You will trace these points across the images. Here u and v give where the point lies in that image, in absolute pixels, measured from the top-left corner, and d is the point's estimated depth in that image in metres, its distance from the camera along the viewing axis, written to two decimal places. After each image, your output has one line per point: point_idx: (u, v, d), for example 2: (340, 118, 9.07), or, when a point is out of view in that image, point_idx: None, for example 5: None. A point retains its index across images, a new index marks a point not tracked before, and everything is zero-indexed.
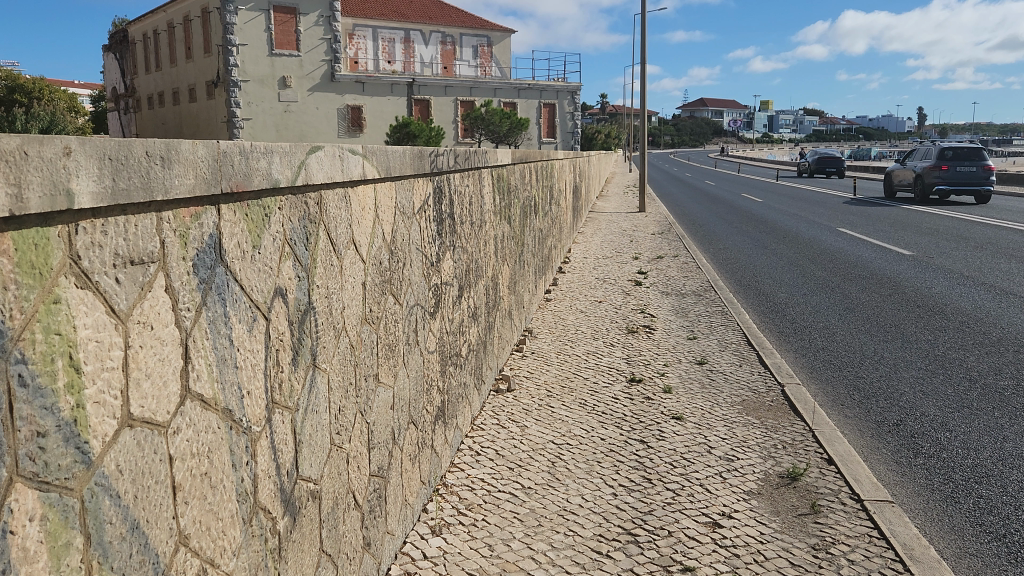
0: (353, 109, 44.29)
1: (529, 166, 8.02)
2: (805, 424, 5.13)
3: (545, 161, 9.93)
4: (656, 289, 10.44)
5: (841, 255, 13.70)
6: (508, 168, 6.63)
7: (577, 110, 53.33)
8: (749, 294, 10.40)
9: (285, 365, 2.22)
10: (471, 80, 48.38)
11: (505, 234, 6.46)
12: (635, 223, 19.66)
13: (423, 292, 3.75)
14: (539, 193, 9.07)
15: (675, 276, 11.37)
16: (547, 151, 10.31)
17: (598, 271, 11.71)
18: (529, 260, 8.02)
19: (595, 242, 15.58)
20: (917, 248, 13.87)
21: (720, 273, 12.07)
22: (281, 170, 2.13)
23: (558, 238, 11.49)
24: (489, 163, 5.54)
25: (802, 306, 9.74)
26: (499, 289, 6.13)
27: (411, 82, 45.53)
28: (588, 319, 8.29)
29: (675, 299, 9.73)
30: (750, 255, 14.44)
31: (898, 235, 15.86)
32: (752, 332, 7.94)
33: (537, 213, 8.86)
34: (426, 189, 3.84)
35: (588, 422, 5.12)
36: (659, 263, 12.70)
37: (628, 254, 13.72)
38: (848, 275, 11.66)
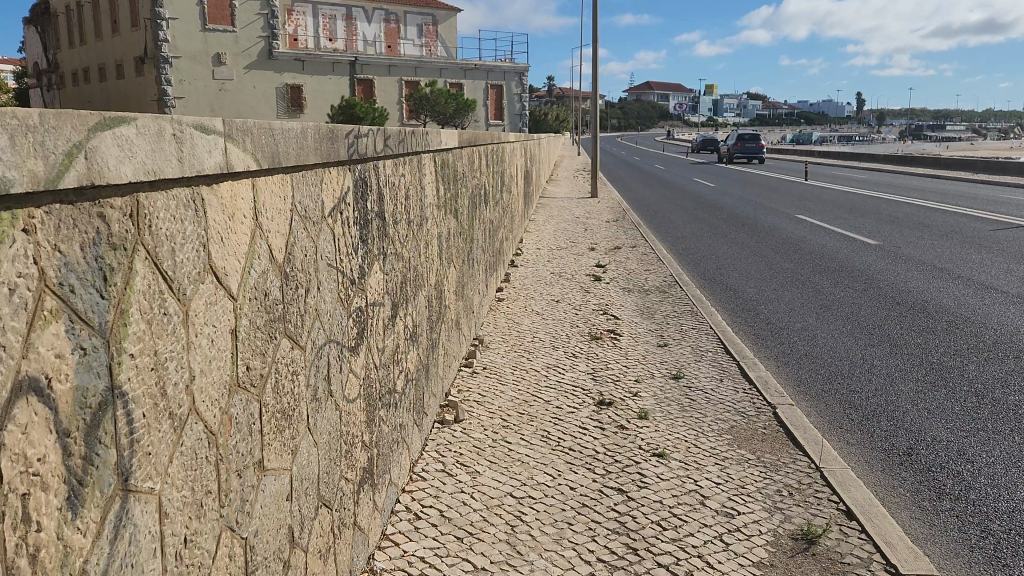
0: (292, 88, 42.42)
1: (478, 150, 7.04)
2: (810, 462, 4.30)
3: (496, 145, 8.95)
4: (616, 285, 9.60)
5: (804, 246, 13.09)
6: (454, 152, 5.63)
7: (525, 92, 52.31)
8: (715, 291, 9.63)
9: (48, 516, 1.23)
10: (416, 59, 46.80)
11: (452, 231, 5.48)
12: (588, 210, 18.89)
13: (338, 324, 2.76)
14: (490, 180, 8.10)
15: (636, 270, 10.58)
16: (498, 134, 9.34)
17: (552, 264, 10.84)
18: (478, 257, 7.07)
19: (547, 231, 14.70)
20: (881, 238, 13.36)
21: (682, 266, 11.31)
22: (16, 162, 1.12)
23: (510, 230, 10.57)
24: (431, 146, 4.54)
25: (775, 303, 9.00)
26: (444, 297, 5.15)
27: (353, 60, 43.77)
28: (545, 325, 7.37)
29: (639, 298, 8.90)
30: (710, 244, 13.72)
31: (859, 223, 15.33)
32: (728, 338, 7.13)
33: (487, 203, 7.90)
34: (342, 181, 2.83)
35: (554, 464, 4.21)
36: (618, 255, 11.88)
37: (582, 244, 12.89)
38: (816, 268, 10.99)
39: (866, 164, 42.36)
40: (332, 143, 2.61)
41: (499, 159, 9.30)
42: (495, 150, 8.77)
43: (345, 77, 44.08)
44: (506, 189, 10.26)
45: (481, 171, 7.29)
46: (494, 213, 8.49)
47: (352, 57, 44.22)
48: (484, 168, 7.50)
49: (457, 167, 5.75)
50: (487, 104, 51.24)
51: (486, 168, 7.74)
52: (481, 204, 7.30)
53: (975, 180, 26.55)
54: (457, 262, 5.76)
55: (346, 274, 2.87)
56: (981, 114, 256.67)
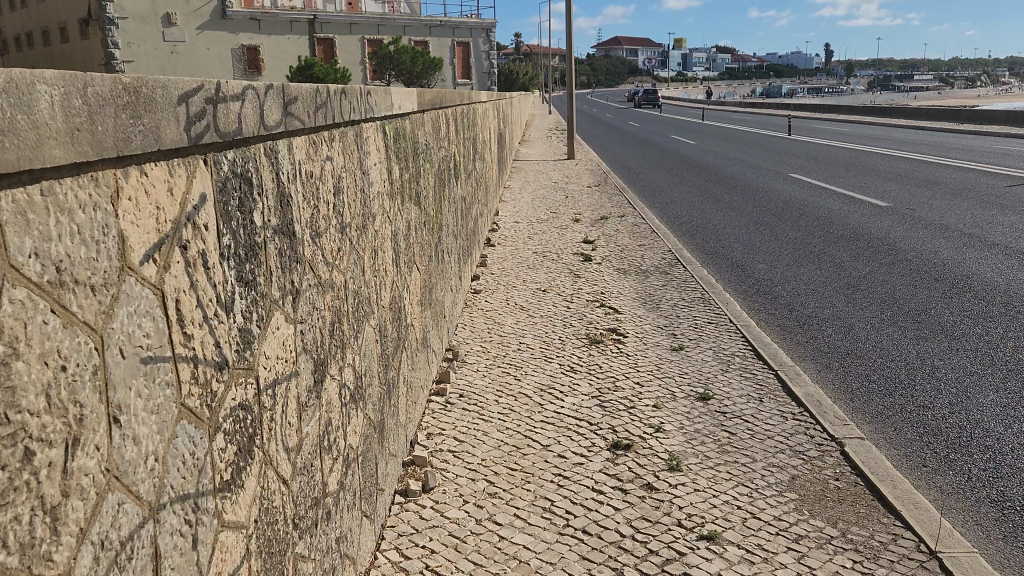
0: (247, 49, 40.10)
1: (444, 112, 5.67)
2: (917, 541, 3.11)
3: (465, 106, 7.56)
4: (609, 265, 8.34)
5: (809, 209, 11.93)
6: (412, 116, 4.27)
7: (493, 49, 50.31)
8: (722, 269, 8.41)
9: None
10: (378, 16, 44.53)
11: (414, 221, 4.15)
12: (567, 173, 17.57)
13: (189, 457, 1.46)
14: (460, 148, 6.74)
15: (629, 245, 9.33)
16: (469, 93, 7.93)
17: (533, 241, 9.53)
18: (449, 245, 5.77)
19: (524, 200, 13.34)
20: (890, 199, 12.23)
21: (680, 238, 10.08)
22: None
23: (484, 203, 9.24)
24: (376, 111, 3.20)
25: (793, 283, 7.81)
26: (406, 314, 3.84)
27: (311, 18, 41.50)
28: (533, 324, 6.10)
29: (638, 282, 7.65)
30: (704, 210, 12.49)
31: (861, 183, 14.17)
32: (753, 335, 5.92)
33: (458, 177, 6.55)
34: (186, 186, 1.50)
35: (564, 563, 2.96)
36: (605, 227, 10.59)
37: (564, 215, 11.59)
38: (829, 237, 9.82)
39: (846, 116, 41.21)
40: (142, 118, 1.27)
41: (470, 121, 7.92)
42: (465, 112, 7.37)
43: (303, 36, 41.78)
44: (478, 157, 8.88)
45: (450, 138, 5.91)
46: (465, 186, 7.13)
47: (310, 14, 41.87)
48: (453, 135, 6.14)
49: (418, 137, 4.40)
50: (454, 62, 49.12)
51: (455, 135, 6.36)
52: (451, 179, 5.95)
53: (965, 132, 25.54)
54: (422, 261, 4.44)
55: (206, 358, 1.56)
56: (948, 62, 257.12)
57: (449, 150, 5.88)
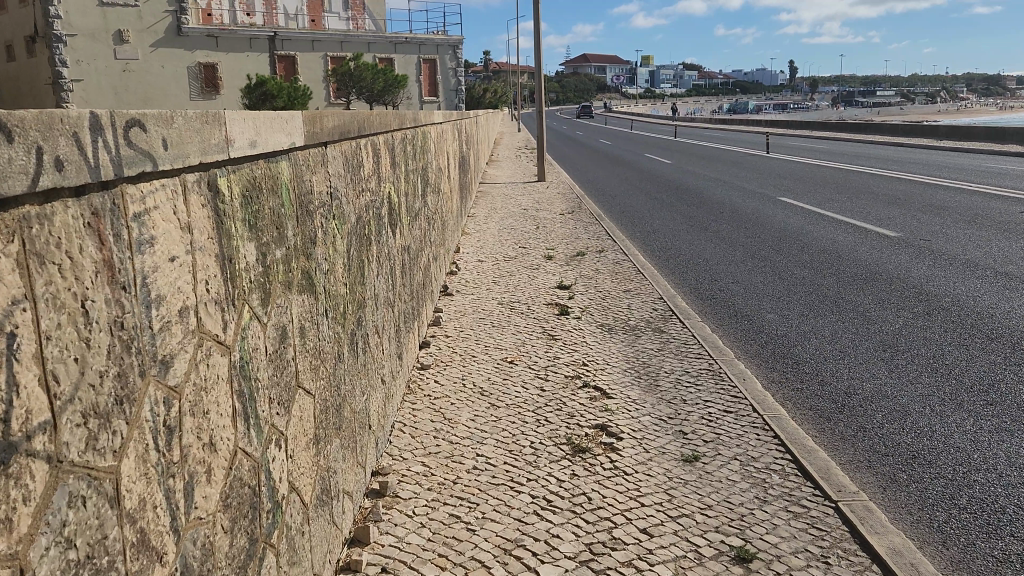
0: (204, 67, 38.23)
1: (370, 141, 4.15)
2: None
3: (411, 131, 6.05)
4: (590, 319, 6.90)
5: (809, 241, 10.62)
6: (300, 152, 2.76)
7: (460, 65, 49.05)
8: (726, 324, 6.99)
9: None
10: (341, 33, 43.06)
11: (301, 318, 2.64)
12: (537, 198, 16.16)
13: None
14: (401, 185, 5.24)
15: (612, 290, 7.91)
16: (418, 114, 6.41)
17: (499, 288, 8.03)
18: (381, 319, 4.27)
19: (489, 232, 11.82)
20: (899, 228, 10.97)
21: (670, 279, 8.69)
22: None
23: (440, 244, 7.76)
24: (180, 156, 1.70)
25: (816, 342, 6.41)
26: (275, 486, 2.32)
27: (271, 35, 39.92)
28: (495, 420, 4.57)
29: (627, 345, 6.17)
30: (692, 243, 11.13)
31: (860, 209, 12.93)
32: (787, 432, 4.47)
33: (398, 222, 5.03)
34: None
35: None
36: (582, 266, 9.12)
37: (536, 252, 10.09)
38: (843, 276, 8.49)
39: (820, 131, 40.54)
40: None
41: (418, 147, 6.41)
42: (410, 137, 5.86)
43: (263, 53, 40.05)
44: (431, 190, 7.36)
45: (379, 173, 4.38)
46: (409, 232, 5.61)
47: (271, 31, 40.15)
48: (386, 168, 4.62)
49: (311, 183, 2.88)
50: (420, 80, 47.65)
51: (391, 169, 4.84)
52: (383, 229, 4.44)
53: (948, 149, 24.70)
54: (323, 371, 2.94)
55: None
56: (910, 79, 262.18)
57: (379, 191, 4.36)
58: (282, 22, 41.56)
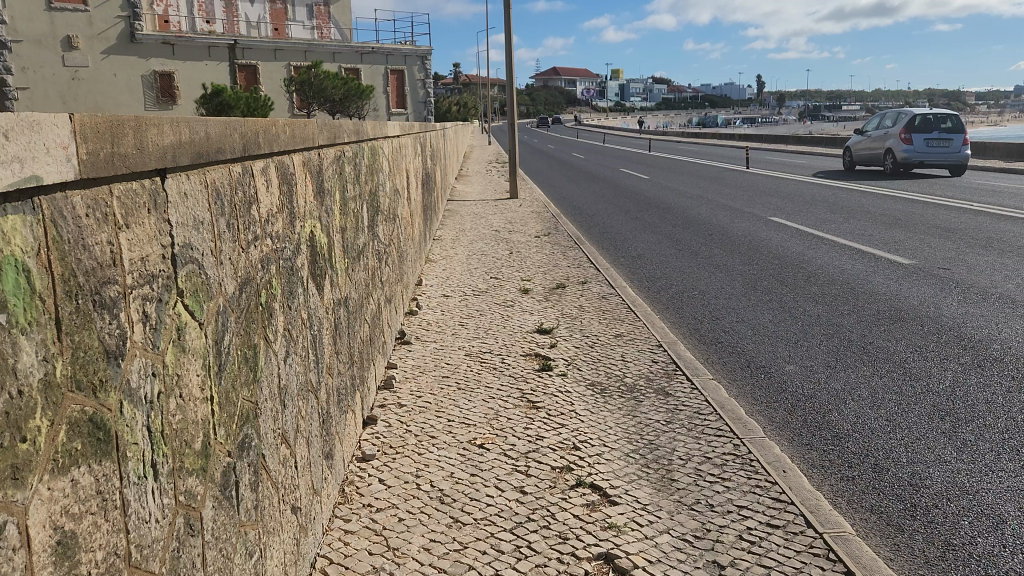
0: (161, 76, 36.49)
1: (273, 164, 2.87)
2: None
3: (354, 147, 4.77)
4: (577, 376, 5.67)
5: (814, 270, 9.51)
6: (80, 195, 1.48)
7: (429, 77, 47.79)
8: (741, 383, 5.79)
9: None
10: (305, 43, 41.64)
11: (62, 524, 1.34)
12: (509, 217, 14.98)
13: None
14: (333, 220, 3.94)
15: (600, 335, 6.70)
16: (364, 126, 5.14)
17: (466, 334, 6.76)
18: (294, 420, 2.97)
19: (457, 259, 10.54)
20: (911, 255, 9.92)
21: (665, 320, 7.51)
22: None
23: (395, 282, 6.49)
24: None
25: (856, 408, 5.23)
26: None
27: (232, 44, 38.44)
28: (458, 551, 3.28)
29: (626, 416, 4.92)
30: (683, 272, 9.97)
31: (860, 232, 11.90)
32: (861, 563, 3.24)
33: (326, 271, 3.73)
34: None
35: None
36: (564, 304, 7.89)
37: (509, 285, 8.83)
38: (863, 316, 7.37)
39: (793, 146, 40.14)
40: None
41: (363, 166, 5.11)
42: (350, 156, 4.58)
43: (223, 63, 38.52)
44: (384, 218, 6.07)
45: (291, 210, 3.08)
46: (347, 279, 4.32)
47: (231, 39, 38.53)
48: (304, 201, 3.32)
49: (113, 248, 1.59)
50: (387, 92, 46.36)
51: (314, 201, 3.54)
52: (299, 287, 3.14)
53: None
54: None
55: None
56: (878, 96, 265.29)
57: (291, 235, 3.07)
58: (244, 31, 40.07)
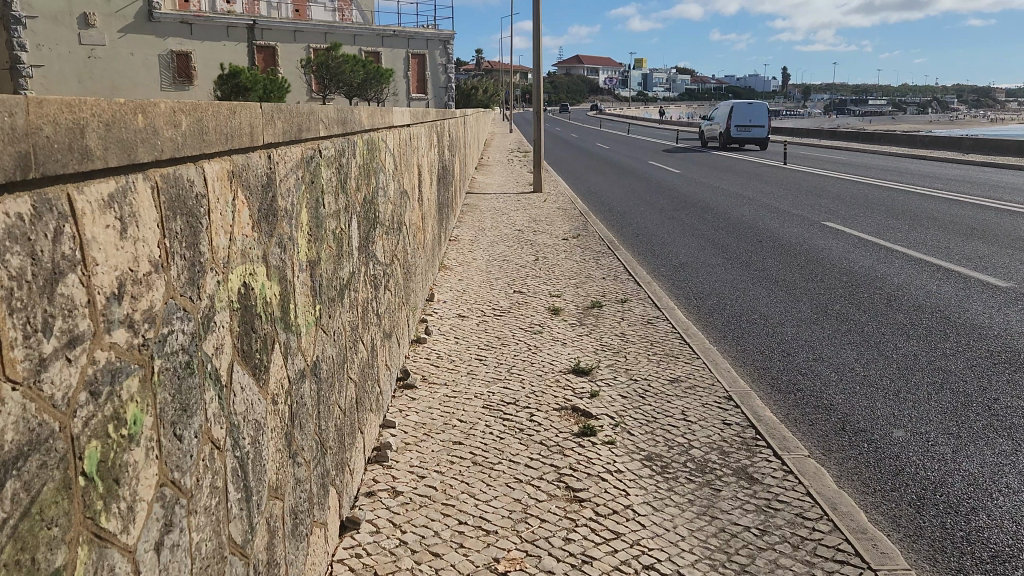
0: (177, 56, 35.34)
1: (136, 185, 1.52)
2: None
3: (338, 143, 3.44)
4: (629, 445, 4.36)
5: (894, 290, 8.12)
6: None
7: (451, 62, 46.34)
8: (841, 459, 4.45)
9: None
10: (325, 23, 40.33)
11: None
12: (534, 215, 13.62)
13: None
14: (292, 257, 2.61)
15: (652, 379, 5.39)
16: (357, 111, 3.82)
17: (486, 372, 5.45)
18: None
19: (476, 265, 9.23)
20: (1006, 276, 8.49)
21: (728, 358, 6.18)
22: None
23: (397, 309, 5.19)
24: None
25: (1013, 505, 3.88)
26: None
27: (250, 23, 37.19)
28: None
29: (701, 519, 3.61)
30: (738, 289, 8.61)
31: (935, 243, 10.47)
32: None
33: (276, 339, 2.40)
34: None
35: None
36: (602, 331, 6.57)
37: (536, 301, 7.50)
38: (974, 358, 6.00)
39: (829, 140, 38.51)
40: None
41: (354, 166, 3.78)
42: (330, 155, 3.26)
43: (241, 43, 37.30)
44: (384, 232, 4.75)
45: (185, 265, 1.74)
46: (319, 335, 3.00)
47: (249, 19, 37.46)
48: (225, 239, 1.98)
49: None
50: (408, 75, 44.99)
51: (252, 235, 2.20)
52: (200, 396, 1.81)
53: (988, 167, 22.30)
54: None
55: None
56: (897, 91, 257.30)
57: (184, 309, 1.73)
58: (264, 11, 38.82)
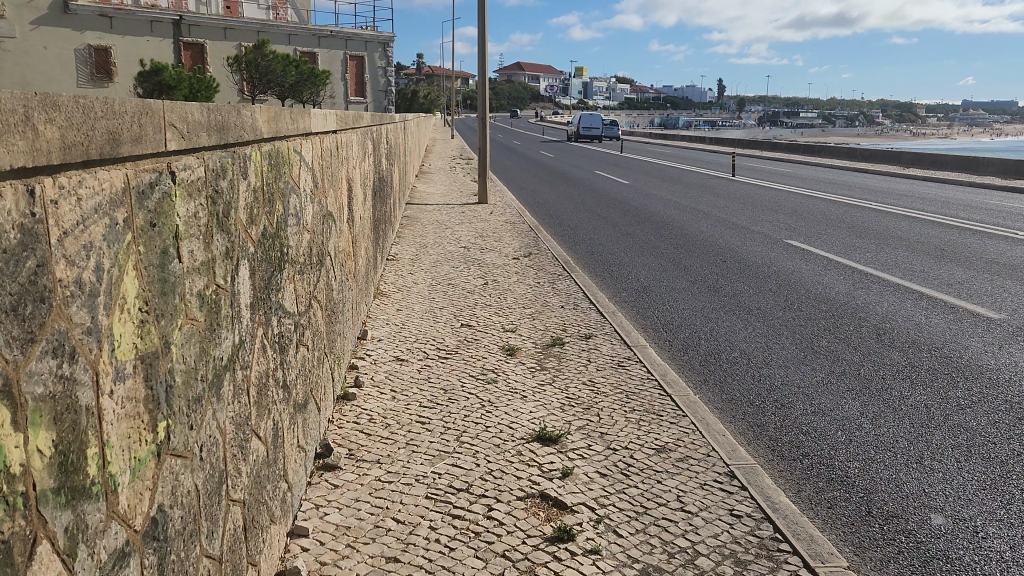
0: (95, 51, 32.96)
1: None
2: None
3: (213, 158, 2.32)
4: (619, 555, 3.34)
5: (881, 322, 7.35)
6: None
7: (391, 65, 44.97)
8: (882, 563, 3.52)
9: None
10: (259, 22, 38.55)
11: None
12: (481, 229, 12.56)
13: None
14: (96, 366, 1.49)
15: (635, 449, 4.39)
16: (251, 112, 2.71)
17: (430, 442, 4.35)
18: None
19: (417, 291, 8.09)
20: (995, 305, 7.83)
21: (716, 414, 5.22)
22: None
23: (316, 367, 4.06)
24: None
25: None
26: None
27: (178, 19, 35.16)
28: None
29: None
30: (710, 320, 7.73)
31: (908, 264, 9.84)
32: None
33: (43, 536, 1.28)
34: None
35: None
36: (568, 379, 5.55)
37: (487, 339, 6.43)
38: (995, 410, 5.20)
39: (772, 152, 38.55)
40: None
41: (243, 194, 2.66)
42: (195, 179, 2.15)
43: (167, 39, 35.20)
44: (296, 274, 3.61)
45: None
46: (166, 469, 1.88)
47: (176, 15, 35.41)
48: None
49: None
50: (346, 77, 43.41)
51: None
52: None
53: (933, 182, 22.25)
54: None
55: None
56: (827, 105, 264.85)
57: None
58: (193, 8, 36.84)
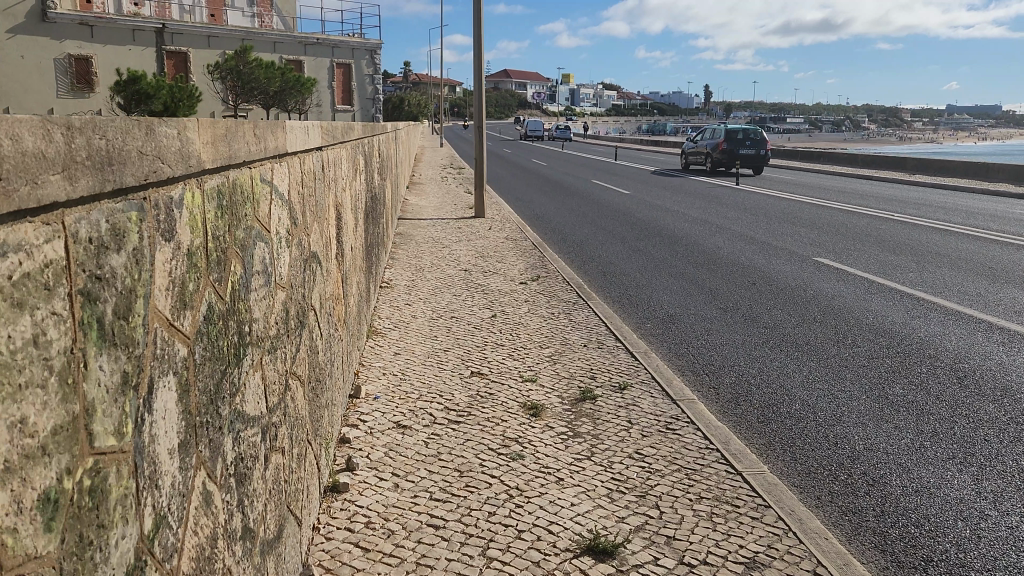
0: (74, 59, 31.56)
1: None
2: None
3: (94, 218, 1.26)
4: None
5: (958, 363, 6.37)
6: None
7: (379, 72, 43.87)
8: None
9: None
10: (243, 29, 37.42)
11: None
12: (482, 249, 11.51)
13: None
14: None
15: (720, 565, 3.34)
16: (181, 128, 1.64)
17: (449, 560, 3.28)
18: None
19: (417, 327, 7.02)
20: None
21: (802, 500, 4.19)
22: None
23: (295, 469, 2.97)
24: None
25: None
26: None
27: (159, 27, 33.96)
28: None
29: None
30: (757, 360, 6.71)
31: (960, 288, 8.89)
32: None
33: None
34: None
35: None
36: (612, 452, 4.49)
37: (504, 393, 5.37)
38: None
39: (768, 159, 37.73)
40: None
41: (166, 266, 1.59)
42: (28, 276, 1.07)
43: (149, 47, 33.98)
44: (264, 357, 2.53)
45: None
46: None
47: (158, 22, 34.21)
48: None
49: None
50: (333, 85, 42.30)
51: None
52: None
53: (946, 190, 21.39)
54: None
55: None
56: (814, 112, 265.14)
57: None
58: (176, 15, 35.69)
